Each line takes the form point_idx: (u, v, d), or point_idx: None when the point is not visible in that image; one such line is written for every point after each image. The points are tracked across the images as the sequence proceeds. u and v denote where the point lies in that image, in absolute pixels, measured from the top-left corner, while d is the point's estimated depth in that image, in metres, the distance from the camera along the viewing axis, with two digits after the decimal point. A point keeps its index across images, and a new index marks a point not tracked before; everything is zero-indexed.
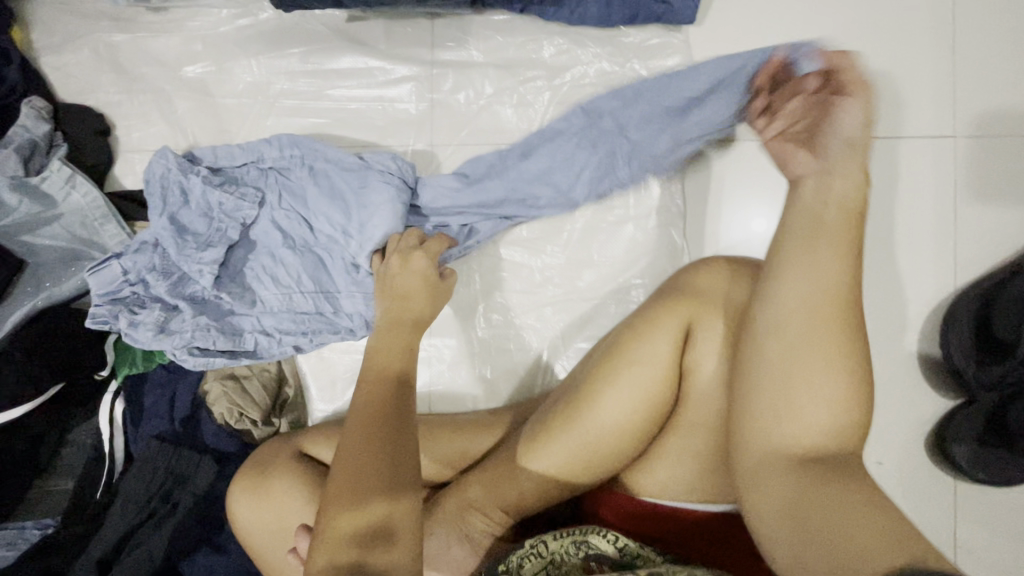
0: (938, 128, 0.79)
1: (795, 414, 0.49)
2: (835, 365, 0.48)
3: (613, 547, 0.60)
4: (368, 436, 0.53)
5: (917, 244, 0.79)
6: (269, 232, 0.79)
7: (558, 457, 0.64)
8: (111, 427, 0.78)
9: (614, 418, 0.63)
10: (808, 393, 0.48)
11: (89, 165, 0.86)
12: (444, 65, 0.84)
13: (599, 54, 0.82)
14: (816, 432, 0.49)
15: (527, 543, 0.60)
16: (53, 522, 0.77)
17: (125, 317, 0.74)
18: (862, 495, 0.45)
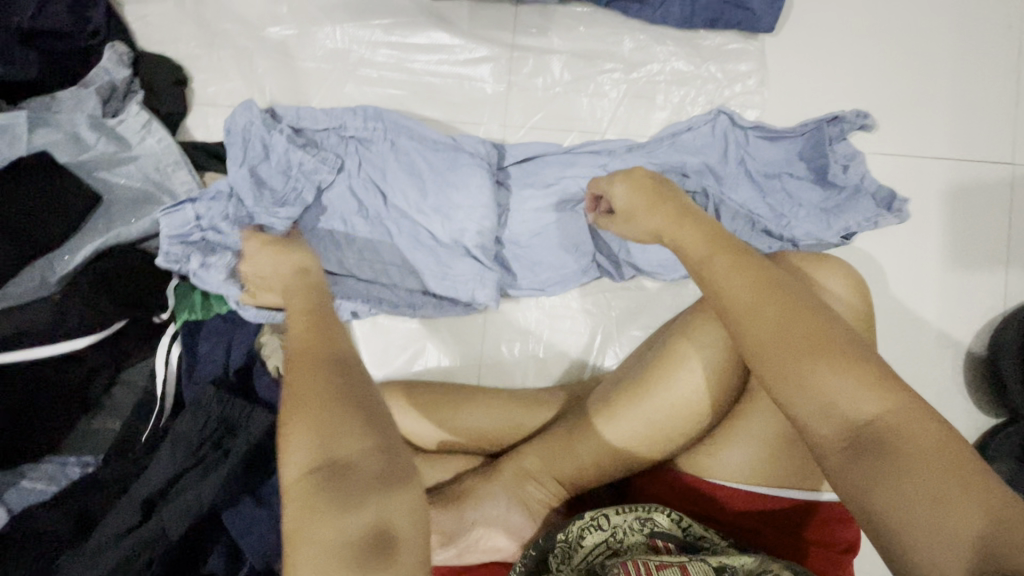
0: (955, 152, 0.82)
1: (816, 400, 0.43)
2: (810, 349, 0.44)
3: (677, 526, 0.62)
4: (320, 402, 0.48)
5: (971, 264, 0.81)
6: (343, 198, 0.80)
7: (624, 435, 0.66)
8: (166, 369, 0.78)
9: (680, 400, 0.65)
10: (813, 377, 0.43)
11: (166, 113, 0.88)
12: (524, 49, 0.86)
13: (676, 53, 0.84)
14: (846, 426, 0.42)
15: (587, 515, 0.61)
16: (92, 461, 0.77)
17: (197, 259, 0.76)
18: (922, 478, 0.38)
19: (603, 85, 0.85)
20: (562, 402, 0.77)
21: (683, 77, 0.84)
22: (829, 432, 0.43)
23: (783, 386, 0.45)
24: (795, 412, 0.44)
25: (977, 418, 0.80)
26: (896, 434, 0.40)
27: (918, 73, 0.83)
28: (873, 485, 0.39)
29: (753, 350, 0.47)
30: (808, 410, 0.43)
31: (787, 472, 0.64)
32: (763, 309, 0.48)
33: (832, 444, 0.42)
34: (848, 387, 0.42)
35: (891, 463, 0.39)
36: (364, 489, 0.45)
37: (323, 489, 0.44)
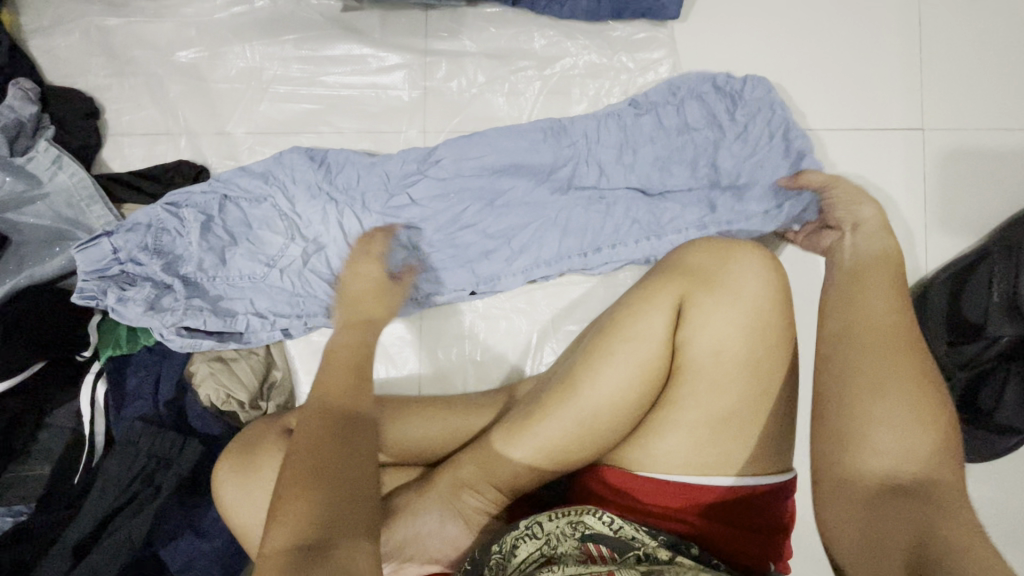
0: (909, 120, 0.83)
1: (872, 442, 0.51)
2: (915, 395, 0.52)
3: (609, 527, 0.61)
4: (318, 435, 0.54)
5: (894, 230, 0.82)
6: (265, 216, 0.80)
7: (558, 432, 0.65)
8: (92, 410, 0.76)
9: (610, 391, 0.65)
10: (886, 425, 0.51)
11: (77, 147, 0.86)
12: (437, 54, 0.86)
13: (587, 46, 0.85)
14: (903, 468, 0.50)
15: (522, 525, 0.62)
16: (26, 509, 0.74)
17: (115, 293, 0.75)
18: (944, 526, 0.46)
19: (519, 83, 0.85)
20: (499, 403, 0.77)
21: (596, 70, 0.85)
22: (896, 467, 0.50)
23: (878, 416, 0.52)
24: (871, 444, 0.51)
25: None
26: (936, 492, 0.49)
27: (826, 48, 0.84)
28: (909, 515, 0.48)
29: (867, 379, 0.54)
30: (890, 443, 0.51)
31: (716, 456, 0.64)
32: (891, 353, 0.55)
33: (878, 476, 0.51)
34: (914, 432, 0.51)
35: (929, 507, 0.48)
36: (326, 501, 0.49)
37: (302, 499, 0.49)
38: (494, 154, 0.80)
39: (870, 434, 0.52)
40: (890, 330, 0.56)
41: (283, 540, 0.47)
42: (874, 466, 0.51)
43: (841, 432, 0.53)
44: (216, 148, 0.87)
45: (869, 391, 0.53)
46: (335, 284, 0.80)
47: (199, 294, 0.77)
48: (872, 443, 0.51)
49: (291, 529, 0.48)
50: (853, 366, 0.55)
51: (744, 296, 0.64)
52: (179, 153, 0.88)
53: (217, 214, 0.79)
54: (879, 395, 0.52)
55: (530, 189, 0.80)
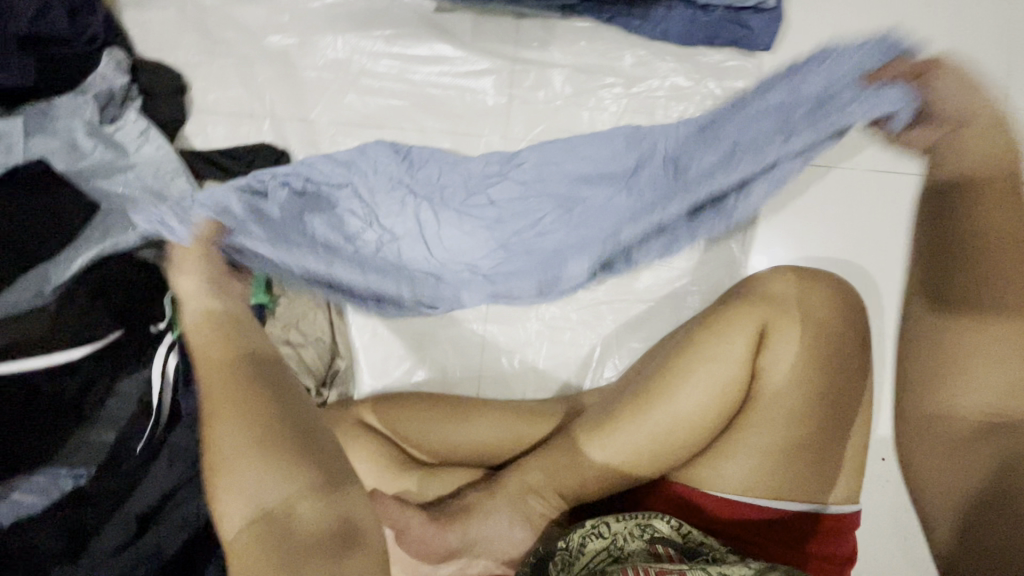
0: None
1: (963, 385, 0.60)
2: (992, 354, 0.59)
3: (676, 531, 0.62)
4: (238, 404, 0.55)
5: None
6: (347, 211, 0.77)
7: (630, 445, 0.66)
8: (162, 380, 0.77)
9: (687, 411, 0.65)
10: (981, 362, 0.60)
11: (163, 120, 0.87)
12: (526, 62, 0.87)
13: (676, 69, 0.86)
14: (999, 403, 0.59)
15: (590, 523, 0.62)
16: (85, 473, 0.75)
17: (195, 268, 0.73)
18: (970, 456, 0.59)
19: (605, 99, 0.86)
20: (561, 412, 0.77)
21: (682, 92, 0.85)
22: (987, 401, 0.59)
23: (968, 373, 0.60)
24: (959, 385, 0.61)
25: None
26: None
27: None
28: (993, 449, 0.58)
29: (973, 344, 0.60)
30: (979, 396, 0.59)
31: (788, 483, 0.64)
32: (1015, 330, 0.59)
33: (974, 413, 0.59)
34: (996, 377, 0.59)
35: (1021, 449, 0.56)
36: (258, 476, 0.52)
37: (254, 472, 0.52)
38: (575, 162, 0.77)
39: (953, 388, 0.61)
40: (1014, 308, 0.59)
41: (242, 519, 0.52)
42: (961, 408, 0.60)
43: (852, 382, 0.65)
44: (299, 134, 0.88)
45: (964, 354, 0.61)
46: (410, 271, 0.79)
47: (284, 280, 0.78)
48: (957, 393, 0.61)
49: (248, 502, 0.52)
50: (978, 345, 0.60)
51: (826, 330, 0.65)
52: (261, 136, 0.89)
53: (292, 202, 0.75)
54: (981, 329, 0.60)
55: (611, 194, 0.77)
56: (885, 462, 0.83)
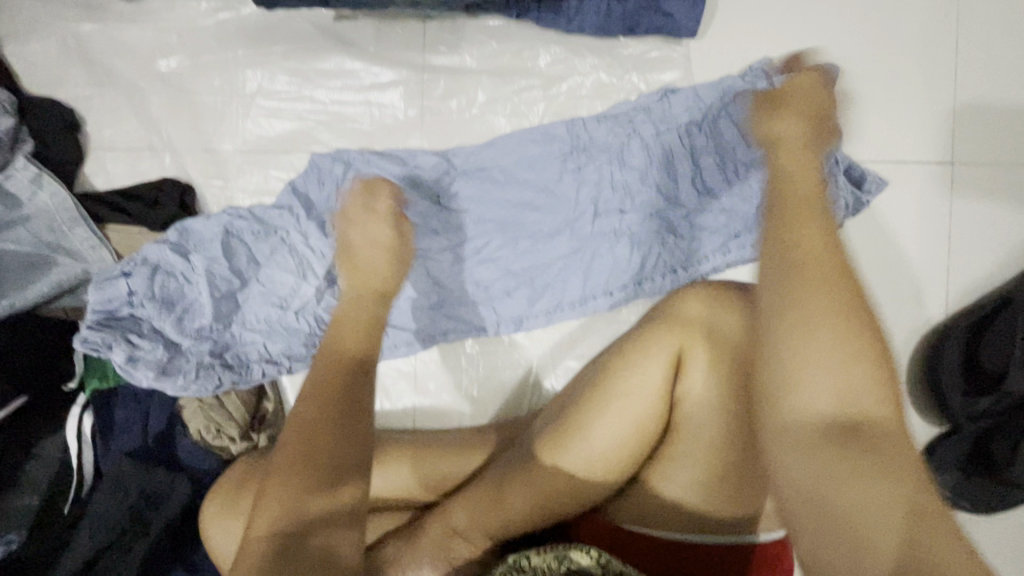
0: (888, 153, 0.78)
1: (804, 387, 0.40)
2: (838, 330, 0.41)
3: (597, 562, 0.59)
4: (322, 430, 0.52)
5: (930, 271, 0.78)
6: (278, 276, 0.78)
7: (557, 483, 0.63)
8: (78, 442, 0.75)
9: (609, 440, 0.62)
10: (814, 367, 0.40)
11: (57, 163, 0.82)
12: (436, 70, 0.80)
13: (597, 65, 0.79)
14: (838, 408, 0.39)
15: (510, 560, 0.60)
16: (17, 538, 0.71)
17: (123, 349, 0.72)
18: (894, 488, 0.36)
19: (522, 104, 0.80)
20: (493, 443, 0.75)
21: (605, 90, 0.79)
22: (830, 412, 0.39)
23: (796, 365, 0.40)
24: (802, 387, 0.40)
25: (921, 429, 0.78)
26: (884, 435, 0.38)
27: (851, 75, 0.79)
28: (857, 465, 0.37)
29: (794, 320, 0.42)
30: (821, 384, 0.39)
31: (716, 515, 0.62)
32: (828, 275, 0.43)
33: (819, 432, 0.39)
34: (835, 360, 0.40)
35: (885, 457, 0.37)
36: (322, 500, 0.50)
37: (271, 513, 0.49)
38: (513, 188, 0.78)
39: (795, 378, 0.40)
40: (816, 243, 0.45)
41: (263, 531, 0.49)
42: (806, 415, 0.40)
43: (618, 396, 0.62)
44: (203, 167, 0.83)
45: (799, 331, 0.41)
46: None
47: (212, 348, 0.75)
48: (799, 382, 0.40)
49: (266, 526, 0.49)
50: (782, 307, 0.42)
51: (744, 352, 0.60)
52: (163, 171, 0.83)
53: (223, 256, 0.76)
54: (805, 329, 0.41)
55: (540, 190, 0.78)
56: None
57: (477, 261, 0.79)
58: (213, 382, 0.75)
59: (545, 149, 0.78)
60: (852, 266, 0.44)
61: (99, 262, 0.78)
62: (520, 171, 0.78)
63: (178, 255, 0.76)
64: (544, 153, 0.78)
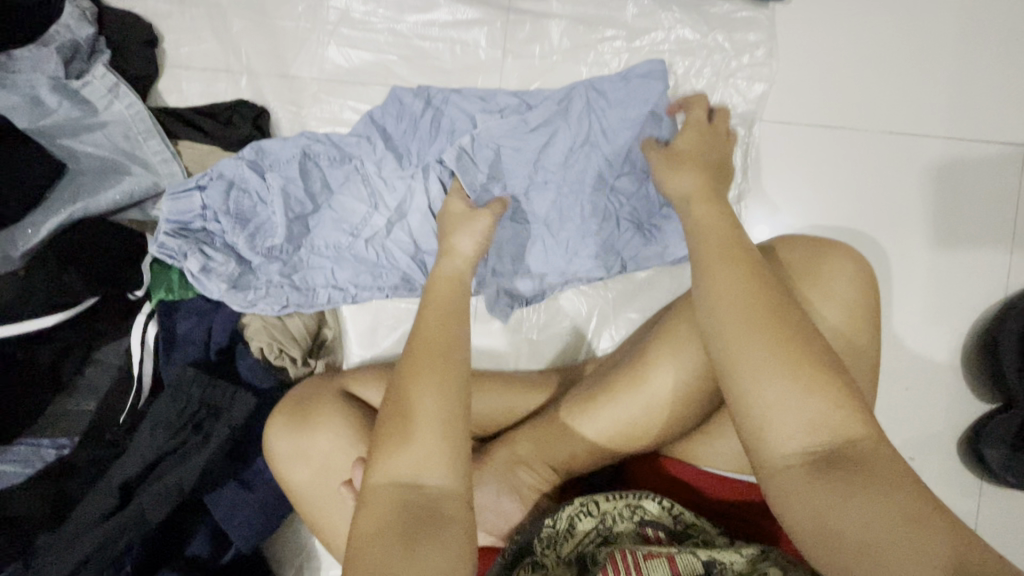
0: (956, 131, 0.79)
1: (777, 430, 0.44)
2: (784, 361, 0.45)
3: (668, 514, 0.61)
4: (423, 387, 0.51)
5: (993, 254, 0.79)
6: (350, 203, 0.78)
7: (632, 415, 0.65)
8: (142, 350, 0.74)
9: (683, 383, 0.63)
10: (789, 411, 0.44)
11: (133, 76, 0.81)
12: (521, 13, 0.80)
13: (681, 20, 0.79)
14: (815, 440, 0.43)
15: (578, 501, 0.61)
16: (68, 443, 0.74)
17: (197, 260, 0.72)
18: (893, 488, 0.41)
19: (605, 54, 0.80)
20: (554, 384, 0.76)
21: (688, 46, 0.79)
22: (808, 448, 0.43)
23: (770, 395, 0.44)
24: (776, 428, 0.44)
25: (973, 405, 0.79)
26: (857, 458, 0.43)
27: (932, 49, 0.79)
28: (833, 483, 0.41)
29: (746, 361, 0.45)
30: (793, 422, 0.44)
31: None
32: (758, 305, 0.47)
33: (798, 455, 0.43)
34: (811, 398, 0.44)
35: (858, 477, 0.41)
36: (421, 447, 0.48)
37: (400, 461, 0.48)
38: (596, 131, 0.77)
39: (772, 422, 0.44)
40: (748, 278, 0.49)
41: (389, 484, 0.48)
42: (784, 446, 0.44)
43: (674, 339, 0.64)
44: (279, 92, 0.83)
45: (756, 369, 0.45)
46: (415, 254, 0.79)
47: (283, 269, 0.76)
48: (771, 425, 0.44)
49: (387, 477, 0.48)
50: (733, 356, 0.46)
51: (836, 297, 0.62)
52: (238, 93, 0.83)
53: (297, 178, 0.76)
54: (757, 377, 0.45)
55: (627, 135, 0.76)
56: (883, 434, 0.80)
57: (550, 203, 0.78)
58: (282, 302, 0.76)
59: (631, 95, 0.77)
60: (764, 292, 0.48)
61: (169, 175, 0.77)
62: (603, 116, 0.77)
63: (253, 173, 0.75)
64: (625, 94, 0.76)
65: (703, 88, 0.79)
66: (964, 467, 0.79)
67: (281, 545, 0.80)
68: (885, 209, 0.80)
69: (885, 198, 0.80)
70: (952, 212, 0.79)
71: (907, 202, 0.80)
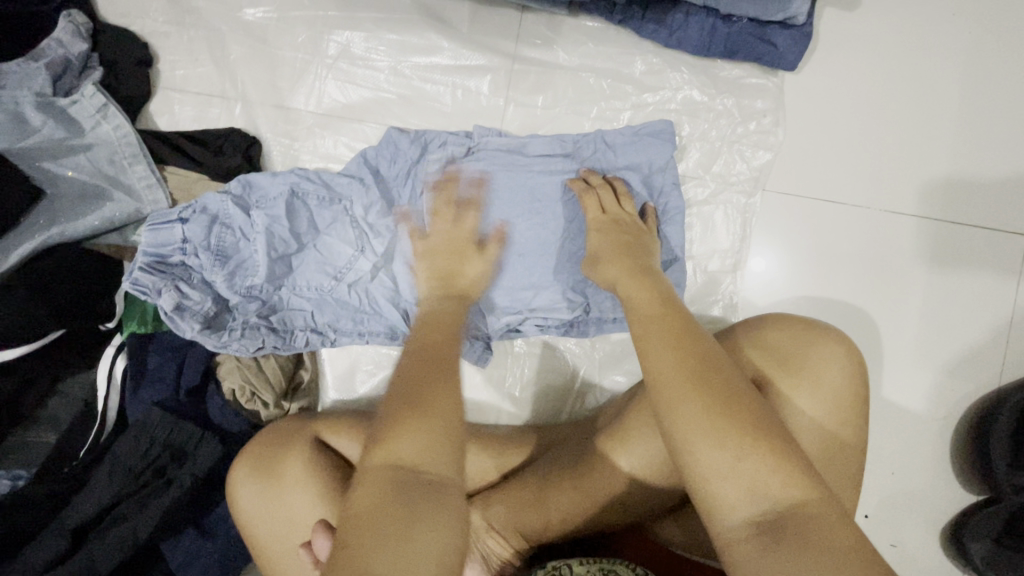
0: (956, 215, 0.77)
1: (719, 496, 0.44)
2: (722, 427, 0.45)
3: None
4: (441, 389, 0.50)
5: (985, 343, 0.77)
6: (336, 245, 0.75)
7: (608, 477, 0.64)
8: (108, 385, 0.72)
9: (651, 462, 0.63)
10: (728, 476, 0.44)
11: (124, 97, 0.79)
12: (527, 61, 0.79)
13: (689, 82, 0.78)
14: (757, 503, 0.43)
15: (551, 564, 0.59)
16: (25, 474, 0.70)
17: (172, 297, 0.68)
18: (842, 546, 0.40)
19: (608, 110, 0.78)
20: (533, 444, 0.74)
21: (694, 107, 0.78)
22: (753, 513, 0.43)
23: (707, 462, 0.45)
24: (720, 494, 0.44)
25: (960, 496, 0.77)
26: (807, 519, 0.42)
27: (940, 130, 0.78)
28: (786, 555, 0.40)
29: (682, 428, 0.46)
30: (733, 486, 0.44)
31: None
32: (686, 369, 0.49)
33: (745, 526, 0.43)
34: (748, 462, 0.44)
35: (810, 539, 0.41)
36: (424, 427, 0.47)
37: (415, 433, 0.46)
38: None
39: (713, 486, 0.44)
40: (683, 349, 0.51)
41: (395, 454, 0.45)
42: (732, 509, 0.44)
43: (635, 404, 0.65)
44: (273, 123, 0.81)
45: (692, 434, 0.46)
46: (398, 303, 0.77)
47: (263, 311, 0.74)
48: (712, 491, 0.44)
49: (385, 458, 0.45)
50: (671, 421, 0.47)
51: (824, 387, 0.60)
52: (232, 121, 0.81)
53: (284, 218, 0.73)
54: (694, 444, 0.45)
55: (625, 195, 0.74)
56: (866, 518, 0.78)
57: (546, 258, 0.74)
58: (259, 345, 0.73)
59: (641, 152, 0.74)
60: (694, 360, 0.50)
61: (153, 203, 0.75)
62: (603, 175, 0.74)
63: (239, 209, 0.73)
64: (633, 152, 0.74)
65: (706, 152, 0.78)
66: (948, 560, 0.77)
67: None
68: (883, 289, 0.78)
69: (883, 277, 0.78)
70: (947, 296, 0.78)
71: (903, 282, 0.78)
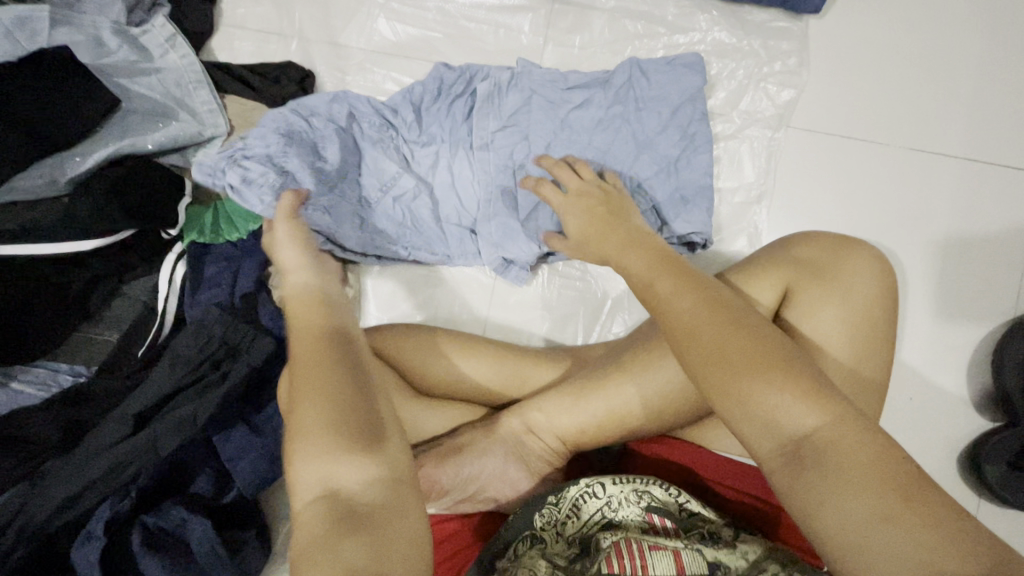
0: (971, 152, 0.82)
1: (746, 432, 0.42)
2: (739, 359, 0.43)
3: (673, 498, 0.61)
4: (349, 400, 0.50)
5: (1001, 276, 0.81)
6: (384, 164, 0.81)
7: (644, 386, 0.65)
8: (169, 287, 0.77)
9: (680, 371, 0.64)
10: (755, 412, 0.41)
11: (190, 30, 0.85)
12: (566, 3, 0.84)
13: (719, 24, 0.83)
14: (782, 436, 0.41)
15: (584, 482, 0.61)
16: (85, 372, 0.76)
17: (239, 173, 0.71)
18: (869, 470, 0.38)
19: (641, 49, 0.83)
20: (569, 362, 0.77)
21: (723, 48, 0.83)
22: (778, 446, 0.41)
23: (735, 392, 0.42)
24: (747, 428, 0.42)
25: (977, 424, 0.80)
26: (831, 444, 0.40)
27: (957, 73, 0.82)
28: (813, 481, 0.39)
29: (701, 362, 0.44)
30: (757, 422, 0.41)
31: None
32: (699, 305, 0.46)
33: (774, 454, 0.41)
34: (770, 392, 0.41)
35: (841, 464, 0.39)
36: (362, 469, 0.47)
37: (322, 470, 0.47)
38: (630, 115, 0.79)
39: (741, 421, 0.42)
40: (694, 285, 0.48)
41: (312, 499, 0.46)
42: (762, 444, 0.41)
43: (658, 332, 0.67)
44: (327, 58, 0.86)
45: (712, 363, 0.43)
46: (440, 222, 0.82)
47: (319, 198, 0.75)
48: (740, 425, 0.42)
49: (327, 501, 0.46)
50: (689, 357, 0.45)
51: (856, 295, 0.62)
52: (288, 56, 0.87)
53: (341, 130, 0.79)
54: (716, 379, 0.43)
55: (657, 122, 0.79)
56: None
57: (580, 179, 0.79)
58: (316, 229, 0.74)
59: (675, 81, 0.79)
60: (702, 294, 0.47)
61: (214, 127, 0.80)
62: (635, 103, 0.79)
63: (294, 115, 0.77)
64: (666, 81, 0.79)
65: (734, 90, 0.82)
66: (965, 486, 0.79)
67: (278, 499, 0.80)
68: (903, 224, 0.81)
69: (902, 212, 0.82)
70: (965, 230, 0.81)
71: (922, 217, 0.82)
